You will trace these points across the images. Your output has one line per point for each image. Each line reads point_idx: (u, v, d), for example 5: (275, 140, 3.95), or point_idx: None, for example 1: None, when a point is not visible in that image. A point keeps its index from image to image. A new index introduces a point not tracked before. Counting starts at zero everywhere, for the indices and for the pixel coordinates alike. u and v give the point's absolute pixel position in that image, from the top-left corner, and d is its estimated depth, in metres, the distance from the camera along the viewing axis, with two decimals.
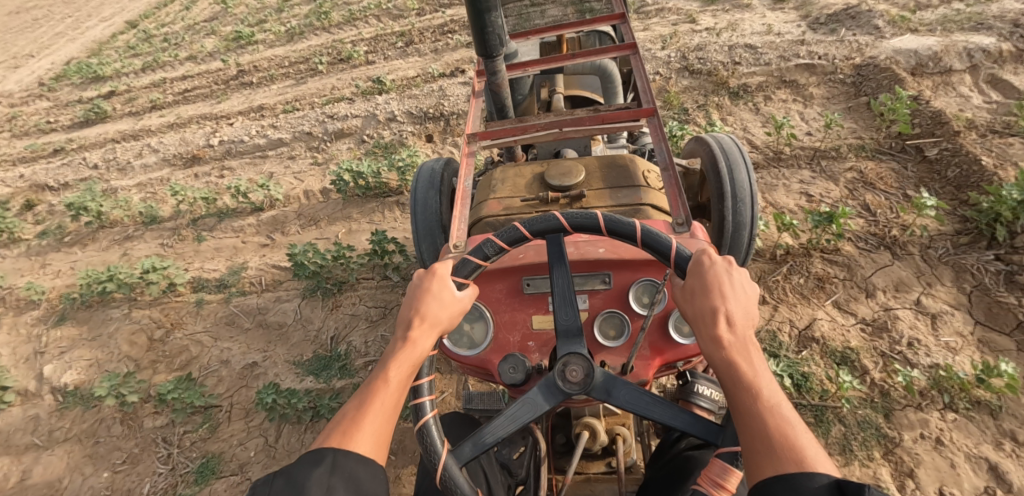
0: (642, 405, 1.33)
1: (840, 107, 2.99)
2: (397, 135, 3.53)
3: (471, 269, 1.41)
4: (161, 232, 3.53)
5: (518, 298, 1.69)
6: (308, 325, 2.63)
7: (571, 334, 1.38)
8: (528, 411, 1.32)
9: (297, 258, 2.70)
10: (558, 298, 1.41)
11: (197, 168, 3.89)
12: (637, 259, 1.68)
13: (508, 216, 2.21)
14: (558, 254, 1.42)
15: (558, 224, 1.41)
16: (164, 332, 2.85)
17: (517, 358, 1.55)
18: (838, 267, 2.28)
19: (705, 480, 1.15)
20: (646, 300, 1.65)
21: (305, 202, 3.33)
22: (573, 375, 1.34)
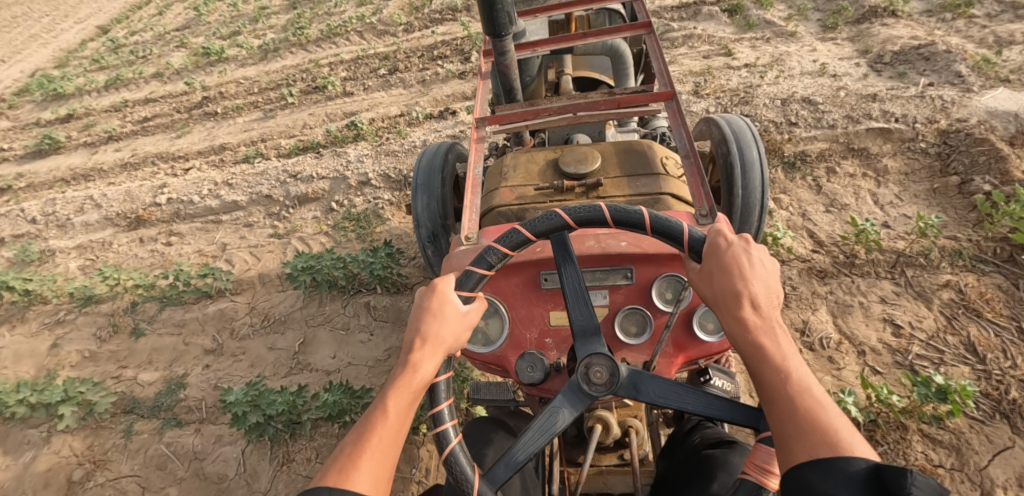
0: (675, 400, 1.03)
1: (921, 187, 2.36)
2: (371, 205, 2.97)
3: (473, 278, 1.12)
4: (97, 316, 2.82)
5: (534, 291, 1.31)
6: (253, 483, 2.11)
7: (591, 334, 1.07)
8: (552, 421, 1.04)
9: (234, 412, 2.16)
10: (569, 296, 1.09)
11: (142, 231, 3.26)
12: (663, 252, 1.27)
13: (522, 209, 1.55)
14: (564, 247, 1.10)
15: (562, 221, 1.10)
16: (84, 472, 2.26)
17: (535, 355, 1.20)
18: (943, 451, 1.71)
19: (750, 467, 0.92)
20: (671, 296, 1.27)
21: (259, 289, 2.77)
22: (599, 376, 1.05)
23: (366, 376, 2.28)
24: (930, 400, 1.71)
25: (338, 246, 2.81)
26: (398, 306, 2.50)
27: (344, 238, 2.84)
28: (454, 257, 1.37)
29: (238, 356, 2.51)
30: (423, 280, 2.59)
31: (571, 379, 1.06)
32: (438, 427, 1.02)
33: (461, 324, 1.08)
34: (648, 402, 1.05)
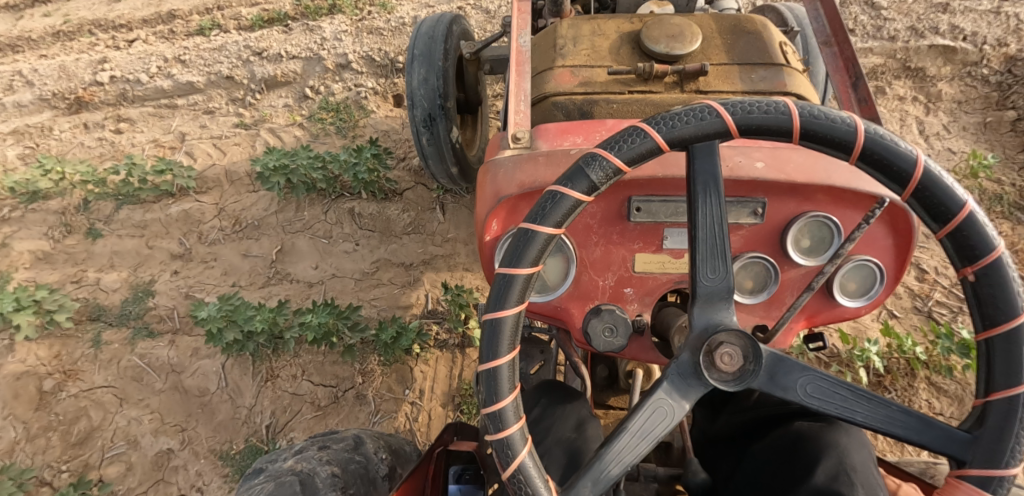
0: (836, 407, 0.68)
1: (974, 118, 2.38)
2: (351, 94, 2.62)
3: (562, 206, 0.69)
4: (47, 215, 2.43)
5: (616, 226, 0.89)
6: (237, 399, 2.02)
7: (717, 301, 0.69)
8: (654, 419, 0.68)
9: (209, 329, 1.99)
10: (700, 245, 0.69)
11: (86, 116, 2.75)
12: (816, 183, 0.84)
13: (586, 100, 1.18)
14: (713, 178, 0.69)
15: (724, 130, 0.68)
16: (55, 382, 2.08)
17: (615, 311, 0.87)
18: (946, 401, 1.89)
19: None
20: (811, 243, 0.90)
21: (227, 188, 2.47)
22: (728, 361, 0.68)
23: (354, 291, 2.13)
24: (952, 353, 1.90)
25: (316, 142, 2.50)
26: (386, 215, 2.29)
27: (322, 133, 2.52)
28: (501, 167, 0.92)
29: (210, 262, 2.28)
30: (414, 187, 2.38)
31: (681, 358, 0.69)
32: (497, 432, 0.69)
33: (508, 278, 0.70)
34: (793, 403, 0.69)
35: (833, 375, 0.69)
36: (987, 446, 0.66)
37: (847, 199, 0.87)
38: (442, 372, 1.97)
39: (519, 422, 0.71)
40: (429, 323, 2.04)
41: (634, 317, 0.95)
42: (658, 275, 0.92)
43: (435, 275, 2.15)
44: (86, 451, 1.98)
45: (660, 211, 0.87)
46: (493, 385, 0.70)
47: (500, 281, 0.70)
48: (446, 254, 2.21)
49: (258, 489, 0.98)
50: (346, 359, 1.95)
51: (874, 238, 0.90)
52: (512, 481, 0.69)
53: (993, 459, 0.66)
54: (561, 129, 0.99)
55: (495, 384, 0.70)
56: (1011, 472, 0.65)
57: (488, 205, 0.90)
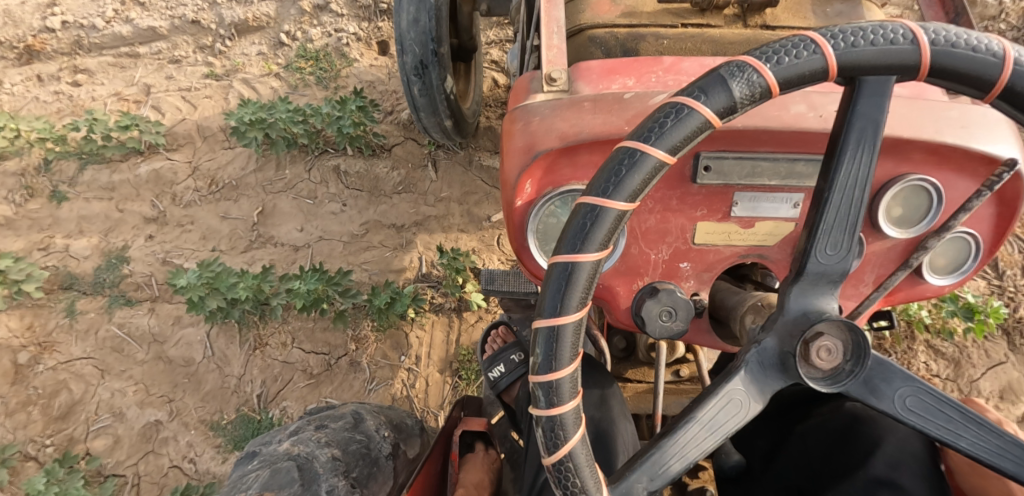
0: (938, 427, 0.56)
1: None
2: (332, 40, 2.40)
3: (686, 126, 0.52)
4: (4, 177, 2.24)
5: (677, 189, 0.77)
6: (225, 368, 1.94)
7: (826, 282, 0.56)
8: (722, 412, 0.56)
9: (190, 297, 1.87)
10: (829, 210, 0.55)
11: (38, 67, 2.48)
12: (921, 139, 0.72)
13: (633, 34, 1.05)
14: (876, 126, 0.54)
15: (914, 64, 0.52)
16: (30, 355, 1.98)
17: (675, 292, 0.74)
18: (943, 363, 1.93)
19: None
20: (903, 212, 0.76)
21: (199, 145, 2.29)
22: (826, 357, 0.55)
23: (343, 254, 2.03)
24: (955, 316, 1.92)
25: (295, 94, 2.32)
26: (373, 174, 2.15)
27: (301, 84, 2.34)
28: (542, 116, 0.80)
29: (186, 226, 2.15)
30: (403, 141, 2.23)
31: (763, 345, 0.57)
32: (549, 407, 0.55)
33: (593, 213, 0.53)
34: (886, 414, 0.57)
35: (936, 388, 0.56)
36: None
37: (958, 160, 0.74)
38: (439, 338, 1.90)
39: (575, 399, 0.56)
40: (424, 287, 1.96)
41: (690, 297, 0.84)
42: (721, 247, 0.81)
43: (429, 236, 2.05)
44: (70, 425, 1.91)
45: (733, 172, 0.74)
46: (554, 347, 0.54)
47: (585, 214, 0.53)
48: (439, 215, 2.09)
49: (252, 478, 0.88)
50: (338, 325, 1.87)
51: (977, 211, 0.80)
52: (558, 467, 0.55)
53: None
54: (606, 70, 0.86)
55: (555, 348, 0.54)
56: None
57: (519, 161, 0.78)
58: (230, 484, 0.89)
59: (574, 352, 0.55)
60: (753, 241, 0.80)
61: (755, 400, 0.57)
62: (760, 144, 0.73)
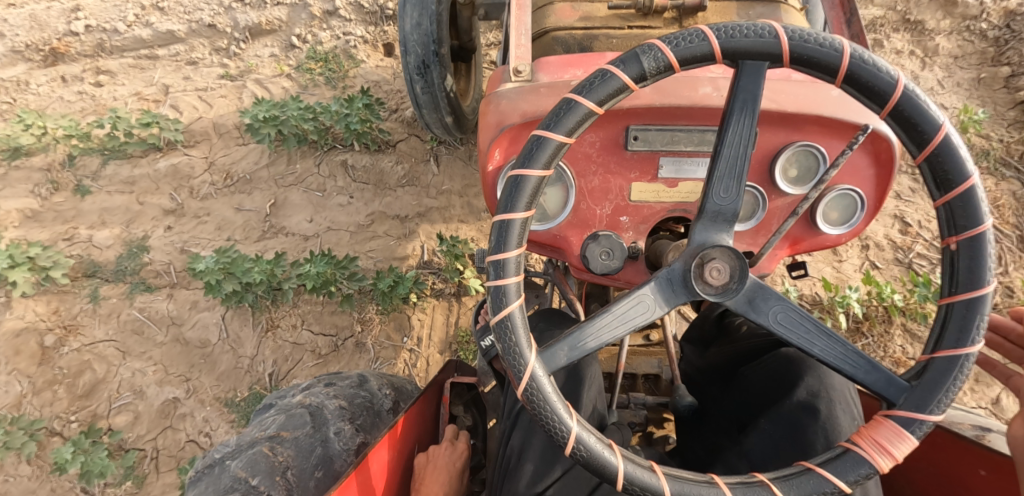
0: (799, 336, 0.77)
1: (968, 74, 2.41)
2: (340, 43, 2.55)
3: (609, 86, 0.72)
4: (32, 173, 2.37)
5: (615, 155, 0.92)
6: (238, 349, 2.07)
7: (723, 220, 0.76)
8: (636, 310, 0.77)
9: (207, 280, 2.01)
10: (722, 164, 0.75)
11: (63, 69, 2.60)
12: (807, 112, 0.88)
13: (588, 35, 1.22)
14: (753, 99, 0.73)
15: (777, 53, 0.70)
16: (56, 337, 2.10)
17: (611, 237, 0.91)
18: (919, 346, 2.00)
19: (863, 439, 0.73)
20: (799, 174, 0.94)
21: (215, 142, 2.43)
22: (716, 275, 0.75)
23: (350, 243, 2.16)
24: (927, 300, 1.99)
25: (305, 94, 2.46)
26: (379, 168, 2.29)
27: (311, 83, 2.47)
28: (502, 97, 0.93)
29: (202, 218, 2.28)
30: (407, 138, 2.36)
31: (673, 265, 0.77)
32: (495, 280, 0.74)
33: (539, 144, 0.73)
34: (762, 326, 0.78)
35: (804, 309, 0.78)
36: (920, 394, 0.73)
37: (839, 129, 0.90)
38: (439, 320, 2.03)
39: (518, 279, 0.75)
40: (425, 273, 2.09)
41: (629, 245, 0.98)
42: (652, 204, 0.96)
43: (430, 226, 2.18)
44: (93, 402, 2.04)
45: (656, 140, 0.90)
46: (503, 235, 0.74)
47: (533, 141, 0.73)
48: (441, 206, 2.22)
49: (271, 420, 1.02)
50: (345, 308, 2.00)
51: (860, 177, 0.93)
52: (500, 325, 0.74)
53: (921, 405, 0.72)
54: (564, 62, 1.00)
55: (505, 234, 0.74)
56: (932, 420, 0.71)
57: (490, 134, 0.92)
58: (252, 425, 1.03)
59: (519, 244, 0.75)
60: (678, 198, 0.95)
61: (663, 306, 0.77)
62: (676, 117, 0.89)
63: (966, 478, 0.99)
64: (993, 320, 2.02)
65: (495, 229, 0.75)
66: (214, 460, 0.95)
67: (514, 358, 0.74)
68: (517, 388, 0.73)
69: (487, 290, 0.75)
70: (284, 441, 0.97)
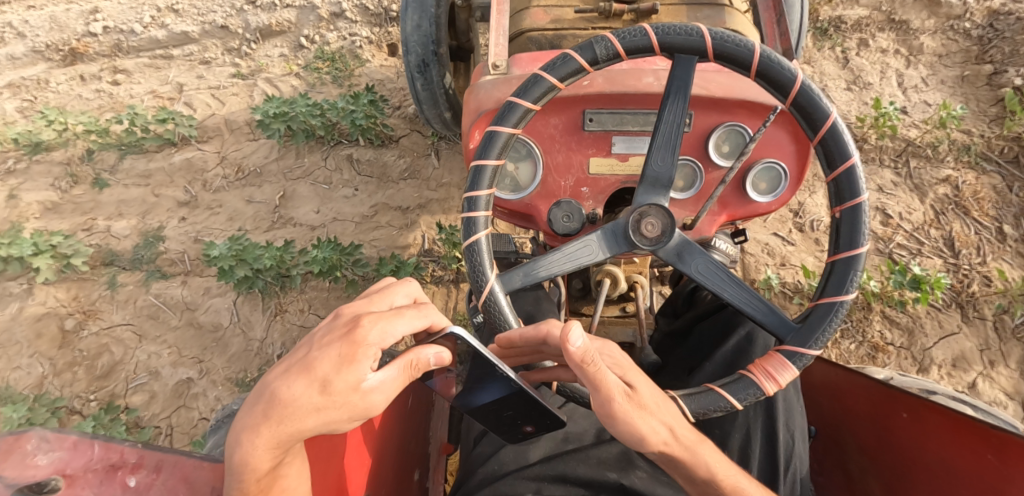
0: (713, 284, 1.01)
1: (952, 72, 2.48)
2: (347, 43, 2.67)
3: (568, 66, 0.96)
4: (52, 166, 2.45)
5: (574, 135, 1.09)
6: (249, 332, 2.19)
7: (660, 185, 0.98)
8: (584, 252, 1.01)
9: (221, 266, 2.14)
10: (659, 137, 0.97)
11: (81, 68, 2.68)
12: (731, 97, 1.06)
13: (557, 35, 1.36)
14: (684, 85, 0.95)
15: (702, 49, 0.93)
16: (76, 321, 2.21)
17: (571, 202, 1.08)
18: (897, 332, 2.09)
19: (757, 368, 0.98)
20: (730, 149, 1.10)
21: (227, 137, 2.54)
22: (650, 229, 0.98)
23: (354, 232, 2.28)
24: (904, 287, 2.10)
25: (312, 92, 2.57)
26: (382, 161, 2.41)
27: (318, 82, 2.59)
28: (480, 88, 1.09)
29: (215, 209, 2.39)
30: (409, 133, 2.48)
31: (620, 220, 1.00)
32: (468, 212, 0.99)
33: (512, 107, 0.97)
34: (687, 274, 1.01)
35: (720, 262, 1.02)
36: (803, 332, 0.98)
37: (759, 111, 1.07)
38: (439, 305, 2.15)
39: (486, 214, 1.00)
40: (425, 261, 2.21)
41: (589, 212, 1.13)
42: (608, 177, 1.11)
43: (431, 217, 2.31)
44: (111, 382, 2.15)
45: (609, 122, 1.07)
46: (477, 176, 0.98)
47: (507, 104, 0.97)
48: (441, 198, 2.34)
49: None
50: (349, 292, 2.15)
51: (785, 154, 1.10)
52: (469, 248, 0.99)
53: (803, 342, 0.98)
54: (533, 57, 1.15)
55: (480, 176, 0.98)
56: (810, 353, 0.97)
57: (470, 119, 1.08)
58: None
59: (491, 183, 0.99)
60: (630, 171, 1.11)
61: (606, 250, 1.01)
62: (624, 103, 1.06)
63: (911, 424, 1.17)
64: (969, 308, 2.09)
65: (473, 172, 0.98)
66: (234, 412, 1.13)
67: (478, 275, 0.98)
68: (478, 297, 0.99)
69: (461, 220, 0.99)
70: None
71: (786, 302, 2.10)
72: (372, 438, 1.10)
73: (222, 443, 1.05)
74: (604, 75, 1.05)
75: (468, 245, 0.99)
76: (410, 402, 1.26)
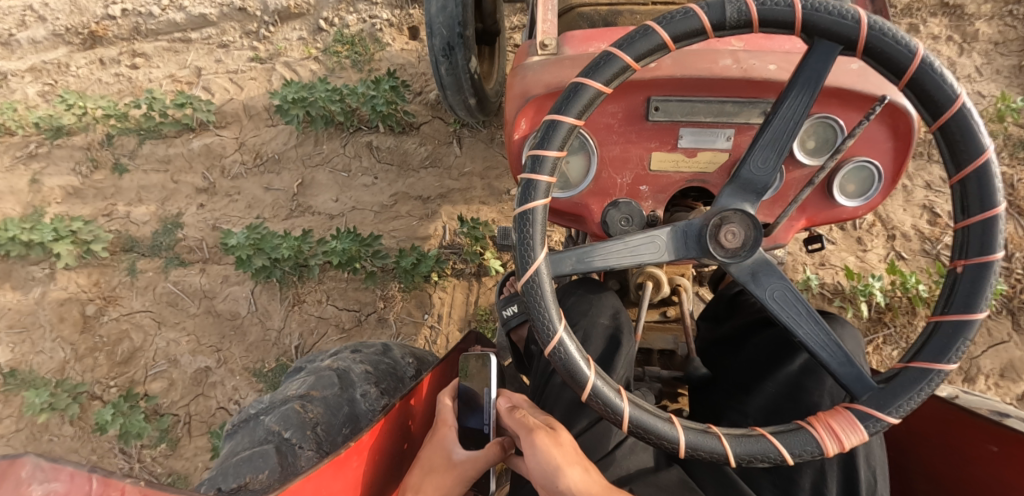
0: (788, 315, 0.87)
1: (1008, 62, 2.33)
2: (367, 25, 2.57)
3: (689, 22, 0.79)
4: (73, 151, 2.42)
5: (635, 126, 1.00)
6: (266, 322, 2.17)
7: (751, 189, 0.86)
8: (648, 246, 0.86)
9: (238, 256, 2.12)
10: (765, 136, 0.84)
11: (101, 52, 2.64)
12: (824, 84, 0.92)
13: (612, 12, 1.28)
14: (815, 77, 0.80)
15: (854, 37, 0.77)
16: (97, 307, 2.20)
17: (631, 204, 1.00)
18: None
19: (820, 422, 0.80)
20: (816, 145, 0.98)
21: (245, 123, 2.47)
22: (731, 238, 0.85)
23: (373, 222, 2.25)
24: None
25: (332, 77, 2.52)
26: (403, 149, 2.35)
27: (338, 66, 2.53)
28: (527, 71, 1.01)
29: (233, 196, 2.35)
30: (431, 120, 2.40)
31: (696, 221, 0.86)
32: (530, 173, 0.81)
33: (602, 63, 0.81)
34: (757, 296, 0.88)
35: (800, 292, 0.87)
36: (884, 395, 0.80)
37: (855, 101, 0.94)
38: (459, 298, 2.12)
39: (551, 180, 0.83)
40: (447, 253, 2.17)
41: (648, 213, 1.07)
42: (671, 173, 1.04)
43: (452, 207, 2.25)
44: (131, 369, 2.15)
45: (676, 111, 0.98)
46: (549, 133, 0.81)
47: (603, 55, 0.81)
48: (463, 188, 2.28)
49: (301, 382, 1.14)
50: (368, 284, 2.11)
51: (885, 157, 0.99)
52: (520, 216, 0.82)
53: (881, 405, 0.79)
54: (585, 37, 1.07)
55: (550, 134, 0.81)
56: (887, 420, 0.79)
57: (516, 105, 1.00)
58: (283, 386, 1.16)
59: (560, 147, 0.82)
60: (697, 168, 1.03)
61: (679, 250, 0.87)
62: (696, 90, 0.96)
63: (996, 457, 1.02)
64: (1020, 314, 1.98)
65: (545, 133, 0.81)
66: (250, 416, 1.07)
67: (526, 251, 0.82)
68: (517, 278, 0.83)
69: (520, 181, 0.82)
70: (314, 399, 1.08)
71: (823, 303, 2.05)
72: (404, 455, 1.11)
73: (238, 452, 0.98)
74: (672, 57, 0.95)
75: (522, 211, 0.82)
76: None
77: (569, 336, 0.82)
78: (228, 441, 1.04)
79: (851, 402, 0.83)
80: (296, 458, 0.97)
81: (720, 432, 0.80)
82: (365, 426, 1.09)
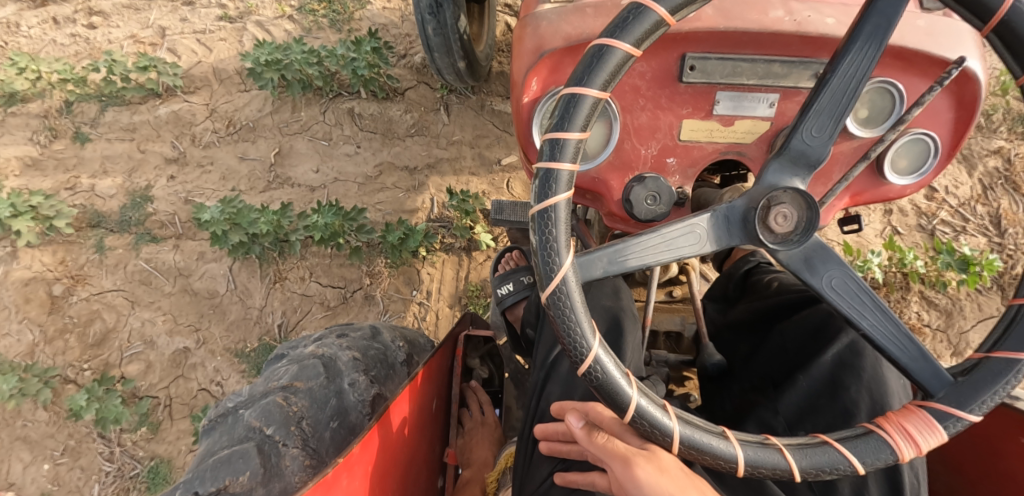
0: (851, 306, 0.81)
1: None
2: None
3: None
4: (30, 119, 2.24)
5: (667, 88, 0.92)
6: (247, 300, 2.06)
7: (802, 163, 0.77)
8: (687, 239, 0.78)
9: (213, 231, 2.01)
10: (824, 97, 0.75)
11: (54, 10, 2.41)
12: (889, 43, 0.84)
13: None
14: (886, 24, 0.72)
15: None
16: (64, 287, 2.07)
17: (659, 180, 0.91)
18: (935, 313, 1.97)
19: (893, 425, 0.74)
20: (870, 114, 0.89)
21: (216, 88, 2.30)
22: (782, 222, 0.77)
23: (357, 195, 2.14)
24: (951, 268, 1.95)
25: (308, 37, 2.34)
26: (387, 116, 2.21)
27: (315, 26, 2.35)
28: (542, 20, 0.91)
29: (206, 167, 2.21)
30: (416, 85, 2.26)
31: (739, 203, 0.79)
32: (548, 162, 0.72)
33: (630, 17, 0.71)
34: (814, 287, 0.81)
35: (861, 280, 0.81)
36: (963, 390, 0.74)
37: (919, 64, 0.87)
38: (449, 275, 2.05)
39: (574, 167, 0.73)
40: (436, 227, 2.09)
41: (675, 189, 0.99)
42: (705, 144, 0.96)
43: (440, 179, 2.15)
44: (105, 351, 2.04)
45: (715, 71, 0.89)
46: (571, 110, 0.72)
47: (632, 8, 0.71)
48: (451, 157, 2.18)
49: (283, 371, 1.06)
50: (354, 260, 2.02)
51: (944, 133, 0.92)
52: (539, 216, 0.73)
53: (962, 403, 0.73)
54: None
55: (570, 112, 0.72)
56: (968, 419, 0.73)
57: (527, 61, 0.91)
58: (265, 376, 1.07)
59: (583, 128, 0.72)
60: (733, 138, 0.95)
61: (724, 239, 0.79)
62: (740, 46, 0.87)
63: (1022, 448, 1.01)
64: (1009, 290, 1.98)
65: (567, 108, 0.72)
66: (228, 411, 0.99)
67: (549, 255, 0.73)
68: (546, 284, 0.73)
69: (538, 171, 0.72)
70: (297, 391, 1.00)
71: None
72: (404, 449, 1.06)
73: (216, 452, 0.90)
74: (715, 7, 0.86)
75: (541, 209, 0.72)
76: (433, 405, 1.24)
77: (605, 351, 0.74)
78: (204, 439, 0.96)
79: (926, 400, 0.77)
80: (279, 457, 0.90)
81: (781, 444, 0.74)
82: (355, 421, 1.02)
